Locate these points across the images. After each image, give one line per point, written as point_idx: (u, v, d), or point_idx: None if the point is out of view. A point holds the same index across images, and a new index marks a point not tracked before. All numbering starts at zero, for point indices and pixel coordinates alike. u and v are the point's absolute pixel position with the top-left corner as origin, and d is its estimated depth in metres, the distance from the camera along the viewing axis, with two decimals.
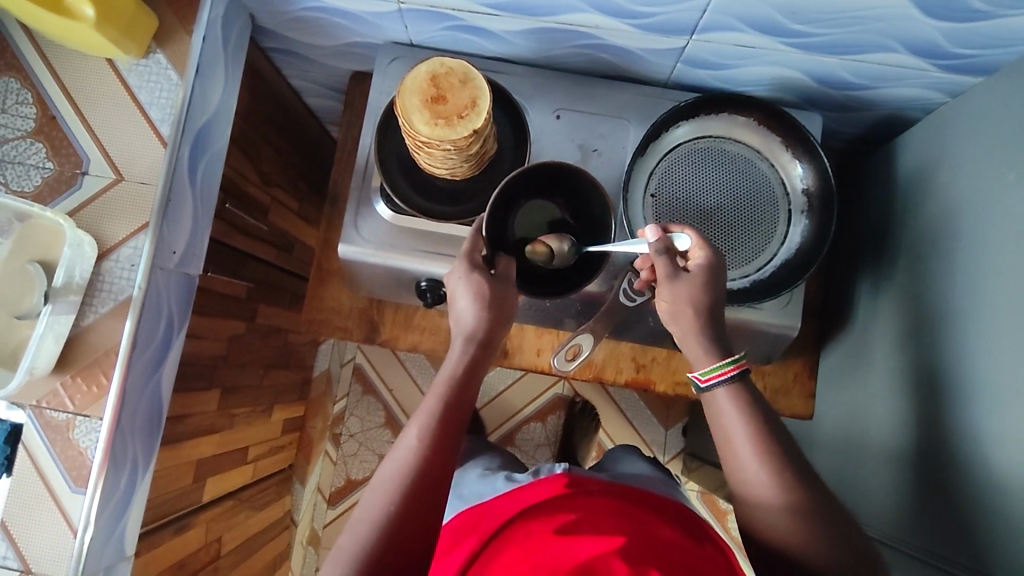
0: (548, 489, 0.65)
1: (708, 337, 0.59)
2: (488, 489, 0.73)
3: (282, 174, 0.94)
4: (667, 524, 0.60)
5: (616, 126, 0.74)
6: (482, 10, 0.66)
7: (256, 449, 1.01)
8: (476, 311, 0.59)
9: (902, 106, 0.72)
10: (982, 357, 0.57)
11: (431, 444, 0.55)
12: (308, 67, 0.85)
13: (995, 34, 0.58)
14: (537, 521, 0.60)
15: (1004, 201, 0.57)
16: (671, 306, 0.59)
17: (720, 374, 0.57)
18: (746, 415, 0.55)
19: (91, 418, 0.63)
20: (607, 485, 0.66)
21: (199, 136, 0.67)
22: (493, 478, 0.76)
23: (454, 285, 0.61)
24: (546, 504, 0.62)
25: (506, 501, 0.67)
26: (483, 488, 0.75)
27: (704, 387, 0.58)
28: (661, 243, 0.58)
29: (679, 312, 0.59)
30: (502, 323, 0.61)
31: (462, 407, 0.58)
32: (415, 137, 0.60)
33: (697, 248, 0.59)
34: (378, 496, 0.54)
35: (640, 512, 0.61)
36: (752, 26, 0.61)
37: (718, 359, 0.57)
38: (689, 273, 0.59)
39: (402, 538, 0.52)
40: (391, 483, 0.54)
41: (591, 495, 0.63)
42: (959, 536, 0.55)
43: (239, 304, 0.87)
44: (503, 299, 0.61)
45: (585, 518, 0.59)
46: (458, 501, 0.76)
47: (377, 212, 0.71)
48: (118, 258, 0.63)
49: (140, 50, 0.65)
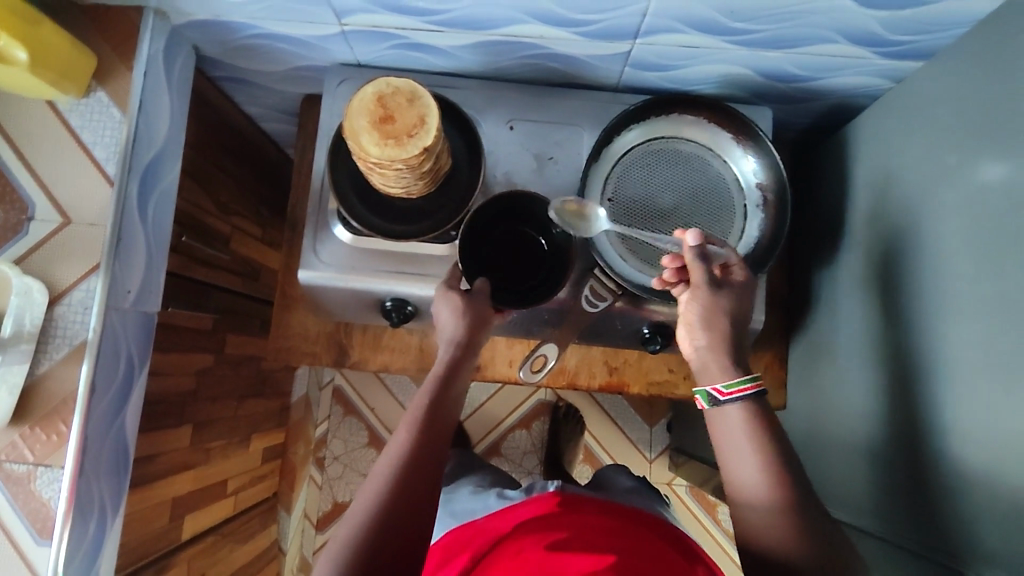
0: (539, 505, 0.66)
1: (714, 347, 0.59)
2: (478, 508, 0.73)
3: (240, 202, 0.93)
4: (652, 537, 0.61)
5: (570, 133, 0.74)
6: (426, 28, 0.66)
7: (235, 481, 1.00)
8: (455, 320, 0.63)
9: (847, 94, 0.74)
10: (937, 338, 0.57)
11: (417, 444, 0.56)
12: (258, 93, 0.84)
13: (927, 20, 0.59)
14: (527, 536, 0.61)
15: (949, 183, 0.58)
16: (705, 311, 0.59)
17: (739, 390, 0.57)
18: (738, 424, 0.56)
19: (52, 468, 0.61)
20: (598, 503, 0.66)
21: (147, 171, 0.66)
22: (485, 494, 0.76)
23: (437, 307, 0.65)
24: (535, 522, 0.63)
25: (496, 518, 0.67)
26: (474, 505, 0.75)
27: (723, 401, 0.57)
28: (701, 247, 0.59)
29: (714, 320, 0.59)
30: (484, 331, 0.64)
31: (445, 416, 0.60)
32: (365, 158, 0.60)
33: (737, 264, 0.62)
34: (370, 486, 0.54)
35: (636, 535, 0.61)
36: (693, 27, 0.62)
37: (737, 374, 0.58)
38: (732, 286, 0.61)
39: (397, 522, 0.52)
40: (379, 485, 0.54)
41: (582, 513, 0.63)
42: (932, 517, 0.56)
43: (205, 336, 0.86)
44: (482, 313, 0.63)
45: (577, 537, 0.59)
46: (449, 519, 0.75)
47: (336, 235, 0.71)
48: (71, 302, 0.62)
49: (80, 90, 0.64)
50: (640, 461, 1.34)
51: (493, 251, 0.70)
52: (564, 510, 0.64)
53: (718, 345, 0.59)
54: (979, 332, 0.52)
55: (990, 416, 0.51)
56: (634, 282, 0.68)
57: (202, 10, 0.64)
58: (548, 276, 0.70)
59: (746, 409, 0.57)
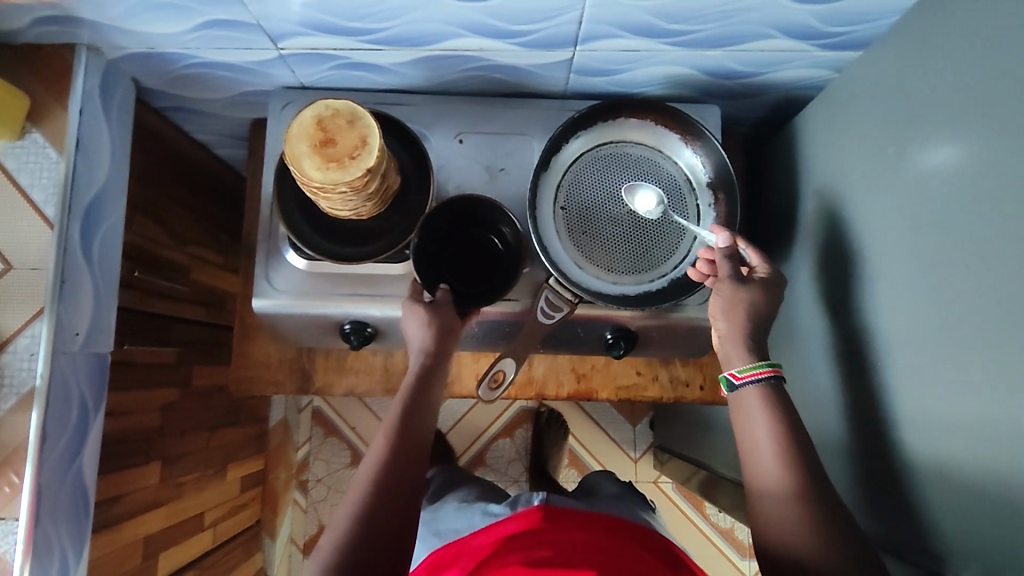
0: (521, 520, 0.64)
1: (733, 335, 0.62)
2: (464, 527, 0.71)
3: (197, 231, 0.92)
4: (644, 558, 0.61)
5: (519, 143, 0.73)
6: (363, 47, 0.65)
7: (212, 513, 0.98)
8: (421, 330, 0.64)
9: (792, 87, 0.74)
10: (881, 327, 0.58)
11: (388, 460, 0.59)
12: (206, 121, 0.83)
13: (861, 11, 0.59)
14: (514, 559, 0.60)
15: (890, 172, 0.58)
16: (726, 302, 0.62)
17: (753, 374, 0.60)
18: (759, 418, 0.58)
19: (6, 521, 0.59)
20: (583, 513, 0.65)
21: (88, 213, 0.66)
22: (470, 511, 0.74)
23: (406, 319, 0.65)
24: (519, 539, 0.62)
25: (481, 534, 0.66)
26: (459, 524, 0.72)
27: (738, 385, 0.60)
28: (729, 247, 0.64)
29: (735, 311, 0.62)
30: (452, 337, 0.65)
31: (417, 430, 0.62)
32: (307, 183, 0.59)
33: (758, 260, 0.65)
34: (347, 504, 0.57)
35: (628, 561, 0.60)
36: (631, 31, 0.62)
37: (754, 360, 0.61)
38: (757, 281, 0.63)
39: (373, 535, 0.55)
40: (353, 503, 0.57)
41: (567, 529, 0.62)
42: (899, 506, 0.56)
43: (169, 369, 0.85)
44: (447, 321, 0.64)
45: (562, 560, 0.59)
46: (434, 539, 0.73)
47: (288, 261, 0.70)
48: (16, 349, 0.60)
49: (14, 132, 0.62)
50: (625, 460, 1.34)
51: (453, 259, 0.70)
52: (547, 526, 0.63)
53: (738, 335, 0.62)
54: (925, 320, 0.52)
55: (937, 403, 0.51)
56: (592, 290, 0.67)
57: (135, 43, 0.63)
58: (505, 279, 0.69)
59: (762, 392, 0.59)
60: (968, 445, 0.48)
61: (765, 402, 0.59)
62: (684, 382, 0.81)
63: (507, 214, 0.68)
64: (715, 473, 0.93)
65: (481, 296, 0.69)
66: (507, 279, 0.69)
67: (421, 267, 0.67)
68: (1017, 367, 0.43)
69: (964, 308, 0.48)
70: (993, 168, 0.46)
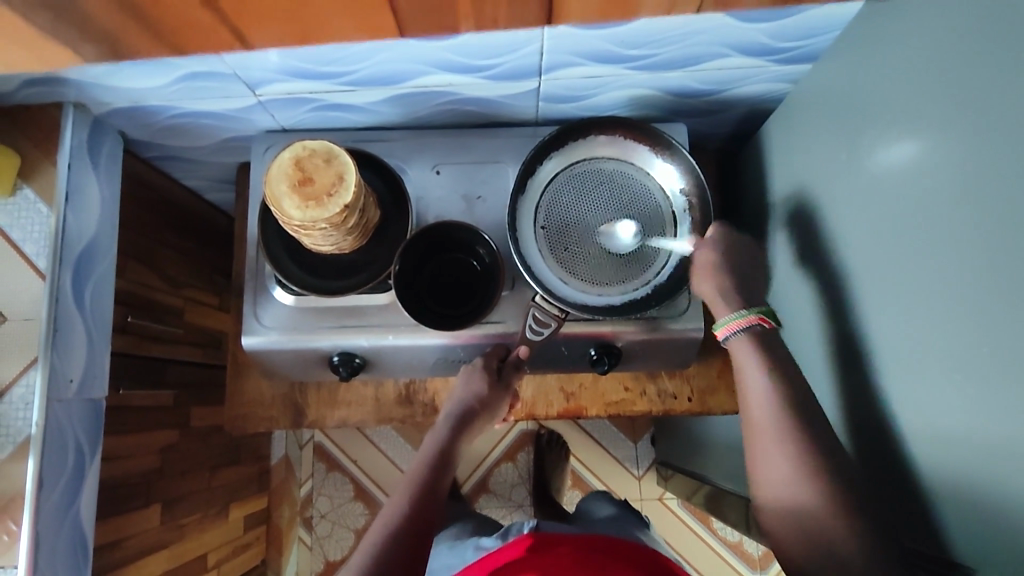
0: (514, 549, 0.64)
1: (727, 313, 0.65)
2: (457, 561, 0.74)
3: (190, 273, 0.94)
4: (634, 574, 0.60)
5: (495, 170, 0.76)
6: (339, 89, 0.68)
7: (215, 554, 0.99)
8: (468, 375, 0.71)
9: (755, 101, 0.76)
10: (859, 328, 0.59)
11: (422, 487, 0.64)
12: (194, 168, 0.85)
13: (808, 25, 0.61)
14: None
15: (851, 177, 0.60)
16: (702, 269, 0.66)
17: (735, 325, 0.62)
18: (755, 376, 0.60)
19: (5, 569, 0.60)
20: (576, 540, 0.65)
21: (79, 262, 0.68)
22: (463, 547, 0.76)
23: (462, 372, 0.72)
24: (507, 564, 0.62)
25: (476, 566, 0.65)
26: (453, 557, 0.75)
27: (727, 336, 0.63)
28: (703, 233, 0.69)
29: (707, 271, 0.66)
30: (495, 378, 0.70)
31: (443, 475, 0.67)
32: (288, 223, 0.61)
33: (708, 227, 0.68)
34: (381, 521, 0.61)
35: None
36: (591, 59, 0.65)
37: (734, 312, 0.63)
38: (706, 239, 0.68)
39: (400, 545, 0.58)
40: (385, 521, 0.61)
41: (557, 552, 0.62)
42: (889, 506, 0.56)
43: (167, 412, 0.86)
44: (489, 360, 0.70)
45: None
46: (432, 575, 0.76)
47: (276, 299, 0.72)
48: (12, 399, 0.62)
49: (6, 189, 0.65)
50: (629, 479, 1.33)
51: (434, 281, 0.73)
52: (536, 552, 0.63)
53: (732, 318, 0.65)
54: (896, 318, 0.54)
55: (914, 400, 0.52)
56: (577, 304, 0.68)
57: (119, 98, 0.66)
58: (486, 296, 0.71)
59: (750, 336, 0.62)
60: (944, 440, 0.49)
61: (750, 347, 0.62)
62: (674, 395, 0.82)
63: (480, 233, 0.70)
64: (715, 485, 0.94)
65: (467, 313, 0.71)
66: (487, 303, 0.71)
67: (403, 285, 0.69)
68: (979, 358, 0.44)
69: (930, 306, 0.49)
70: (942, 168, 0.48)
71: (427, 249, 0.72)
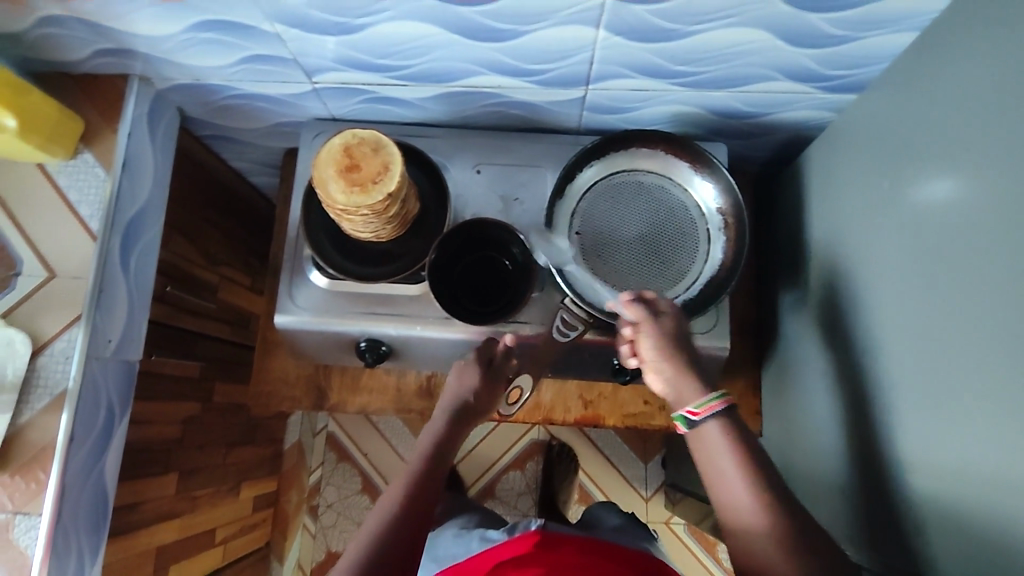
0: (517, 546, 0.64)
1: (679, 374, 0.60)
2: (460, 552, 0.74)
3: (228, 252, 0.96)
4: None
5: (534, 174, 0.77)
6: (391, 82, 0.70)
7: (224, 530, 1.00)
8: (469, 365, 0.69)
9: (797, 127, 0.77)
10: (883, 356, 0.59)
11: (426, 472, 0.63)
12: (243, 149, 0.88)
13: (857, 54, 0.62)
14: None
15: (887, 205, 0.60)
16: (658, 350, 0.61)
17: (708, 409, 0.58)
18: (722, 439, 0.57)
19: (30, 516, 0.62)
20: (584, 543, 0.64)
21: (129, 228, 0.71)
22: (468, 537, 0.77)
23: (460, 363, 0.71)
24: (510, 560, 0.63)
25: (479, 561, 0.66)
26: (455, 551, 0.75)
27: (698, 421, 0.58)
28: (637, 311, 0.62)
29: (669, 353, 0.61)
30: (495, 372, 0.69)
31: (446, 460, 0.66)
32: (332, 206, 0.62)
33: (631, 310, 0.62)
34: (385, 504, 0.61)
35: None
36: (640, 71, 0.66)
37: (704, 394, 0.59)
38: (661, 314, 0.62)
39: (404, 531, 0.59)
40: (391, 504, 0.61)
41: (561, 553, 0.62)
42: (900, 537, 0.56)
43: (192, 384, 0.88)
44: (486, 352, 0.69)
45: None
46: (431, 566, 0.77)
47: (311, 281, 0.73)
48: (53, 352, 0.64)
49: (68, 152, 0.68)
50: (636, 499, 1.32)
51: (462, 278, 0.74)
52: (540, 551, 0.62)
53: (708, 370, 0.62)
54: (920, 348, 0.54)
55: (932, 433, 0.51)
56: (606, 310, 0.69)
57: (182, 74, 0.69)
58: (512, 297, 0.72)
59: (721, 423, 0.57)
60: (961, 472, 0.48)
61: (721, 432, 0.57)
62: None
63: (517, 235, 0.71)
64: None
65: (491, 311, 0.72)
66: (513, 303, 0.72)
67: (435, 278, 0.70)
68: (1003, 390, 0.44)
69: (956, 341, 0.49)
70: (980, 200, 0.48)
71: (462, 245, 0.73)
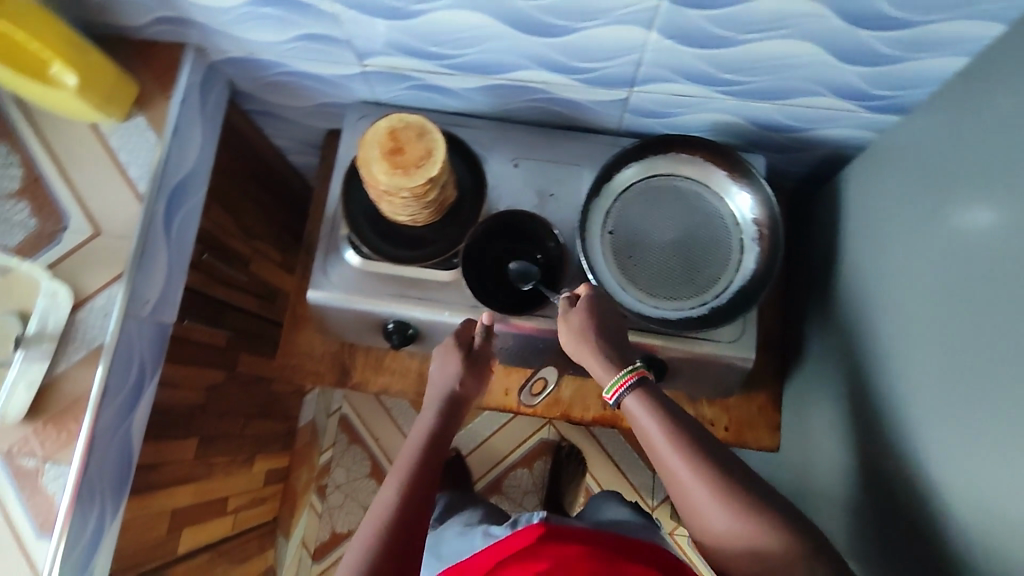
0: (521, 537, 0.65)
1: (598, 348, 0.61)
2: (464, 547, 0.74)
3: (262, 227, 0.98)
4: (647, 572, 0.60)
5: (572, 171, 0.78)
6: (438, 70, 0.71)
7: (235, 500, 1.01)
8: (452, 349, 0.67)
9: (837, 144, 0.77)
10: (910, 377, 0.59)
11: (427, 454, 0.63)
12: (287, 127, 0.90)
13: (906, 75, 0.62)
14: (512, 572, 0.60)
15: (925, 227, 0.60)
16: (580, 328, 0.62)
17: (620, 386, 0.58)
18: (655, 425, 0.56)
19: (58, 464, 0.64)
20: (585, 531, 0.65)
21: (173, 193, 0.72)
22: (471, 535, 0.76)
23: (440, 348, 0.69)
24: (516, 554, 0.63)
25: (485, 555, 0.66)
26: (462, 543, 0.75)
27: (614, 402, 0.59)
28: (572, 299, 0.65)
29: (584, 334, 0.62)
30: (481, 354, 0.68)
31: (444, 441, 0.65)
32: (375, 186, 0.64)
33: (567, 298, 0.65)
34: (389, 487, 0.61)
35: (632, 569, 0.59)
36: (686, 77, 0.66)
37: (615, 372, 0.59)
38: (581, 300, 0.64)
39: (410, 517, 0.58)
40: (394, 487, 0.60)
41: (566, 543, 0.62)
42: (917, 559, 0.55)
43: (218, 352, 0.89)
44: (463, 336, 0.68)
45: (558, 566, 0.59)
46: (436, 560, 0.77)
47: (345, 259, 0.74)
48: (92, 308, 0.66)
49: (122, 115, 0.70)
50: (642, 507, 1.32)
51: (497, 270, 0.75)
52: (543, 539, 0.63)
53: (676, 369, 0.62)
54: (949, 371, 0.53)
55: (957, 456, 0.51)
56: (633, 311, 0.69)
57: (237, 48, 0.71)
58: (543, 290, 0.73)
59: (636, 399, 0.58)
60: (986, 496, 0.48)
61: (645, 409, 0.57)
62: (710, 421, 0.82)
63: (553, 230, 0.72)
64: None
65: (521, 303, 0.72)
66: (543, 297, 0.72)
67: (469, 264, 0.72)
68: None
69: (988, 365, 0.49)
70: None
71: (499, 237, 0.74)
